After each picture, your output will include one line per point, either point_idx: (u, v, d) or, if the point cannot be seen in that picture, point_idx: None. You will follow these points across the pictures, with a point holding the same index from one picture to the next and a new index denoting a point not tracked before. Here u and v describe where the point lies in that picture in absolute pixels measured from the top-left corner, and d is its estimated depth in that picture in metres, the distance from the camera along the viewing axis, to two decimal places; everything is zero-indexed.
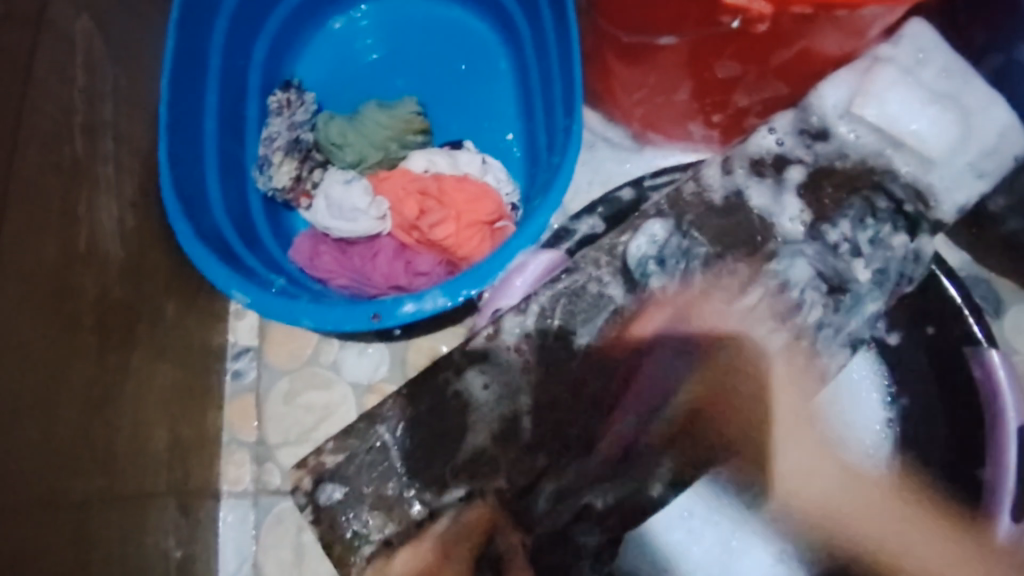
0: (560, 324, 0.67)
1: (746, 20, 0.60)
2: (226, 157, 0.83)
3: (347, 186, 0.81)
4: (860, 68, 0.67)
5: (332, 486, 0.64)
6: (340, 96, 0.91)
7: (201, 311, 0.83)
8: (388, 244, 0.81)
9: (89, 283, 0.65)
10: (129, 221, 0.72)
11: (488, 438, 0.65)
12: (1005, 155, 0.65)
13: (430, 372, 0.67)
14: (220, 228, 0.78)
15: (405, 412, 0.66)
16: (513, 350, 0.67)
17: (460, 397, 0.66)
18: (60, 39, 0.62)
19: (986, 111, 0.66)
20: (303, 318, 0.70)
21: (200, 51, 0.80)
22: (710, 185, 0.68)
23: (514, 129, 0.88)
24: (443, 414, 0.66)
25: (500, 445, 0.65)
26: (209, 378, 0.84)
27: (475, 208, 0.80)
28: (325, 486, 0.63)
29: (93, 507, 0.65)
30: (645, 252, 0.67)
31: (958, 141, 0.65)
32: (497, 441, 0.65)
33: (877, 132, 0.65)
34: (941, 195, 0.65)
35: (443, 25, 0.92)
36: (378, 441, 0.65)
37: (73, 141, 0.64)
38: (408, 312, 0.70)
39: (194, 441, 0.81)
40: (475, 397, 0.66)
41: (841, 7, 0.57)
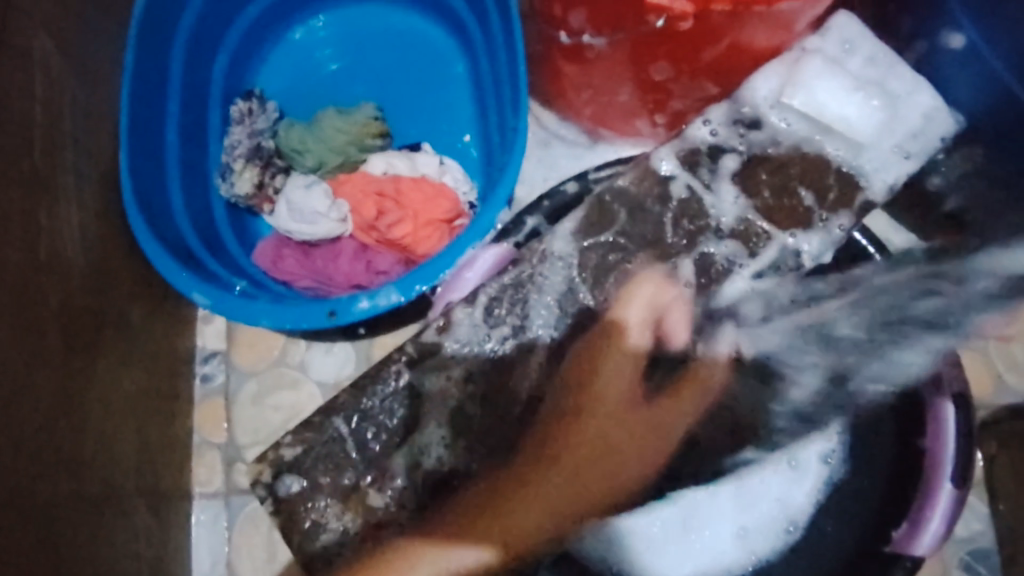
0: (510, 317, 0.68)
1: (671, 18, 0.63)
2: (189, 166, 0.85)
3: (308, 190, 0.83)
4: (789, 59, 0.68)
5: (291, 478, 0.65)
6: (301, 104, 0.93)
7: (167, 316, 0.85)
8: (348, 245, 0.84)
9: (52, 290, 0.67)
10: (91, 229, 0.74)
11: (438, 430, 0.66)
12: (936, 135, 0.67)
13: (380, 365, 0.67)
14: (182, 234, 0.80)
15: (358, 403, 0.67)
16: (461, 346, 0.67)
17: (411, 391, 0.67)
18: (20, 58, 0.65)
19: (911, 95, 0.67)
20: (261, 318, 0.72)
21: (160, 66, 0.82)
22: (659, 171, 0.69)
23: (471, 131, 0.90)
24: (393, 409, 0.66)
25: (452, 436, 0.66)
26: (177, 383, 0.86)
27: (431, 207, 0.82)
28: (284, 478, 0.65)
29: (61, 506, 0.67)
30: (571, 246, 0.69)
31: (884, 124, 0.66)
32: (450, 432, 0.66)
33: (807, 119, 0.67)
34: (870, 176, 0.67)
35: (399, 33, 0.94)
36: (335, 433, 0.66)
37: (33, 154, 0.66)
38: (363, 308, 0.71)
39: (164, 444, 0.82)
40: (424, 389, 0.67)
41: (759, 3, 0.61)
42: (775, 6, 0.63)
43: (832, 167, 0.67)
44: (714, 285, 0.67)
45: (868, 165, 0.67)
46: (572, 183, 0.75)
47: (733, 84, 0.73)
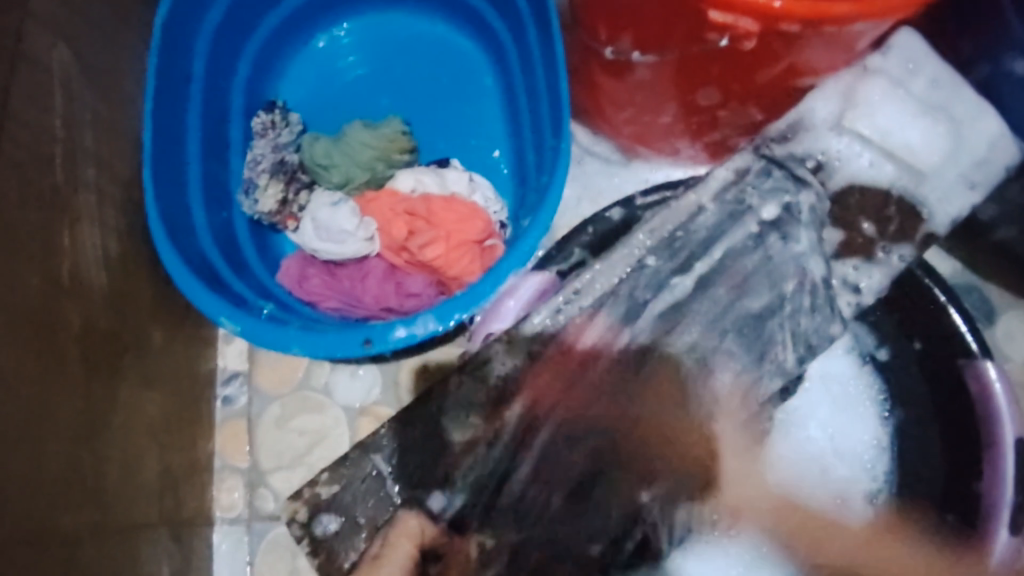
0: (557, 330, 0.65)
1: (735, 37, 0.59)
2: (211, 181, 0.82)
3: (335, 209, 0.80)
4: (849, 79, 0.67)
5: (328, 517, 0.63)
6: (324, 115, 0.90)
7: (188, 336, 0.82)
8: (377, 266, 0.81)
9: (73, 317, 0.64)
10: (112, 249, 0.71)
11: (478, 475, 0.63)
12: (998, 164, 0.66)
13: (421, 400, 0.66)
14: (206, 253, 0.77)
15: (396, 441, 0.65)
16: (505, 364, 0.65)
17: (441, 430, 0.64)
18: (41, 70, 0.62)
19: (975, 122, 0.66)
20: (293, 346, 0.69)
21: (182, 75, 0.79)
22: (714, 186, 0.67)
23: (501, 146, 0.88)
24: (430, 440, 0.64)
25: (485, 477, 0.63)
26: (199, 406, 0.83)
27: (464, 228, 0.80)
28: (321, 518, 0.63)
29: (83, 542, 0.64)
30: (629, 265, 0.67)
31: (950, 151, 0.64)
32: (484, 477, 0.63)
33: (868, 143, 0.65)
34: (933, 206, 0.64)
35: (425, 43, 0.91)
36: (374, 470, 0.64)
37: (54, 173, 0.63)
38: (400, 337, 0.69)
39: (185, 469, 0.80)
40: (451, 433, 0.64)
41: (828, 23, 0.57)
42: (847, 29, 0.58)
43: (893, 196, 0.65)
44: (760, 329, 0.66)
45: (932, 191, 0.65)
46: (617, 209, 0.73)
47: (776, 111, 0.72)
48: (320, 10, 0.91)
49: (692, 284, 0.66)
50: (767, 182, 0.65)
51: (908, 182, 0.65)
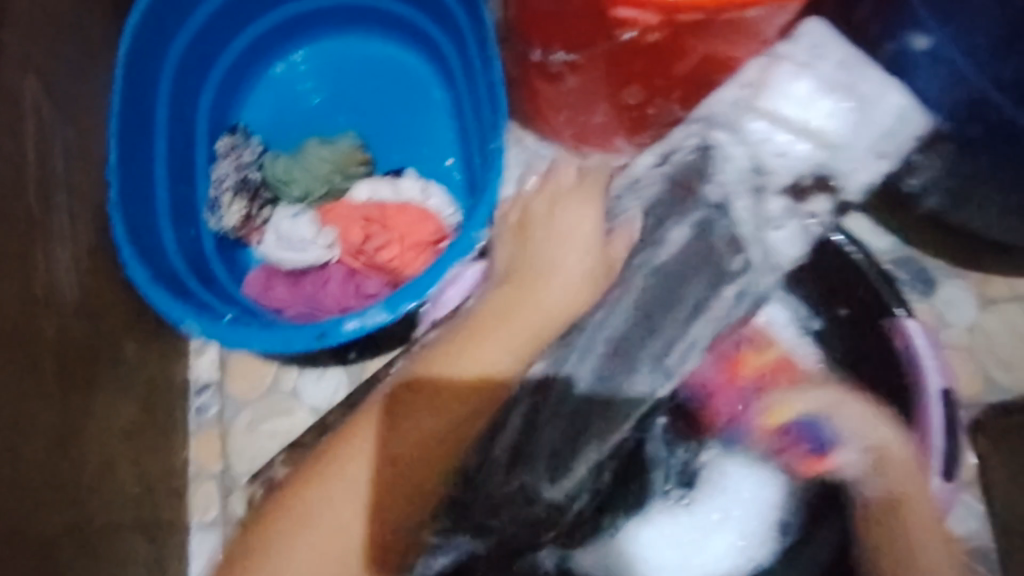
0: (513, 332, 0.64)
1: (641, 31, 0.64)
2: (178, 200, 0.86)
3: (295, 220, 0.86)
4: (758, 67, 0.69)
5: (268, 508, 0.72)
6: (284, 135, 0.95)
7: (160, 349, 0.86)
8: (337, 271, 0.84)
9: (47, 328, 0.68)
10: (84, 265, 0.75)
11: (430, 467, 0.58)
12: (911, 132, 0.70)
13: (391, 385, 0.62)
14: (173, 267, 0.82)
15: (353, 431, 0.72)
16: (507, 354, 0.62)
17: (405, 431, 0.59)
18: (13, 101, 0.66)
19: (882, 96, 0.68)
20: (254, 343, 0.73)
21: (146, 102, 0.84)
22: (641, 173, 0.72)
23: (453, 155, 0.92)
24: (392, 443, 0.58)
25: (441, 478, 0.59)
26: (173, 415, 0.86)
27: (417, 230, 0.84)
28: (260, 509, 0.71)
29: (59, 540, 0.67)
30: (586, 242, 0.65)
31: (859, 126, 0.67)
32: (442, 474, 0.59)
33: (784, 125, 0.67)
34: (846, 177, 0.69)
35: (379, 64, 0.96)
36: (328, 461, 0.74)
37: (27, 195, 0.67)
38: (352, 329, 0.72)
39: (160, 476, 0.83)
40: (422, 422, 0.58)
41: (723, 13, 0.61)
42: (740, 16, 0.63)
43: (812, 172, 0.68)
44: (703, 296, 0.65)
45: (845, 164, 0.69)
46: (552, 201, 0.77)
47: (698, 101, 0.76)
48: (278, 37, 0.96)
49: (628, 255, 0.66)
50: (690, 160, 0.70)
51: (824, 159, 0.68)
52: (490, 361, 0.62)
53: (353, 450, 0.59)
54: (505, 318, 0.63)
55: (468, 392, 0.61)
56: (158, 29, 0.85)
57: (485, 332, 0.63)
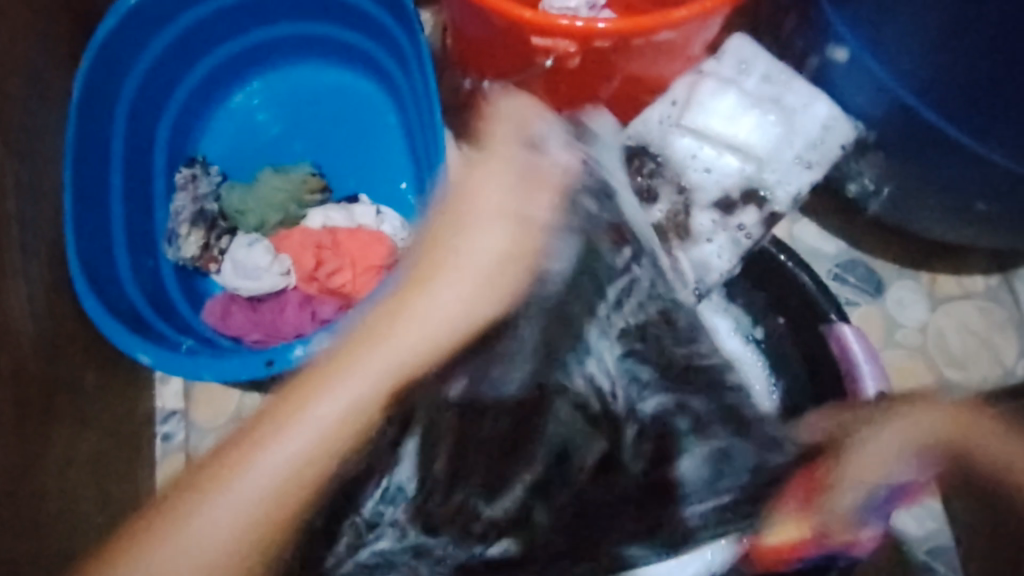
0: None
1: (559, 57, 0.66)
2: (134, 233, 0.88)
3: (250, 249, 0.87)
4: (686, 83, 0.72)
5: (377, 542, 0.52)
6: (243, 165, 0.97)
7: (122, 379, 0.88)
8: (293, 297, 0.86)
9: (4, 361, 0.70)
10: (40, 300, 0.77)
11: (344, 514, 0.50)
12: (839, 141, 0.71)
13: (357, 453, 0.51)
14: (131, 300, 0.84)
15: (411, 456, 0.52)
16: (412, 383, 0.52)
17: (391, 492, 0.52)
18: None
19: (807, 107, 0.71)
20: (203, 372, 0.75)
21: (103, 139, 0.86)
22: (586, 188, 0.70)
23: (407, 178, 0.94)
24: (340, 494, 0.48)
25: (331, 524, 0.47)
26: (138, 444, 0.88)
27: (368, 254, 0.86)
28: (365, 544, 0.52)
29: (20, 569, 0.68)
30: None
31: (783, 137, 0.69)
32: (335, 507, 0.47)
33: (709, 140, 0.69)
34: (773, 187, 0.69)
35: (333, 91, 0.98)
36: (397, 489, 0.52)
37: None
38: (297, 356, 0.73)
39: (126, 503, 0.84)
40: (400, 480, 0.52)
41: (635, 37, 0.63)
42: (655, 39, 0.65)
43: (741, 184, 0.69)
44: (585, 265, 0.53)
45: (775, 177, 0.69)
46: None
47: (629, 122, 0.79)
48: (231, 70, 0.98)
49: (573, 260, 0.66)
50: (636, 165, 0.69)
51: (752, 172, 0.69)
52: (443, 303, 0.42)
53: (317, 406, 0.38)
54: (473, 214, 0.46)
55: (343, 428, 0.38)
56: (112, 67, 0.87)
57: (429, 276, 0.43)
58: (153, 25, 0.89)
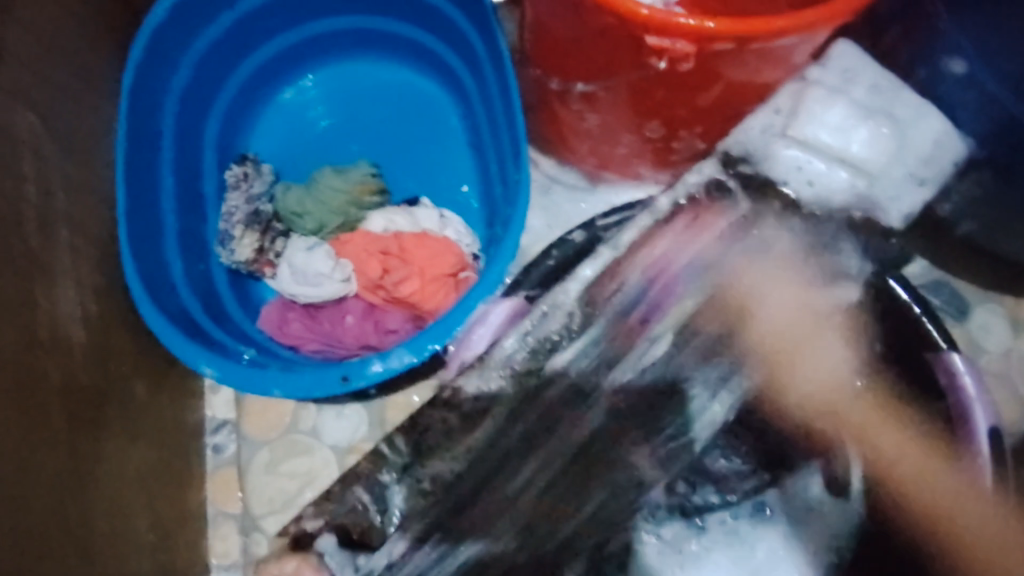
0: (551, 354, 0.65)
1: (672, 59, 0.62)
2: (187, 235, 0.84)
3: (310, 253, 0.82)
4: (791, 90, 0.68)
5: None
6: (296, 164, 0.92)
7: (173, 388, 0.84)
8: (355, 305, 0.83)
9: (55, 373, 0.65)
10: (92, 307, 0.72)
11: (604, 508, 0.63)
12: (943, 159, 0.68)
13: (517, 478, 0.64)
14: (187, 307, 0.80)
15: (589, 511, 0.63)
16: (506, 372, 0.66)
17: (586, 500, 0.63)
18: (11, 140, 0.62)
19: (917, 121, 0.68)
20: (273, 388, 0.72)
21: (152, 133, 0.81)
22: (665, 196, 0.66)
23: (469, 181, 0.90)
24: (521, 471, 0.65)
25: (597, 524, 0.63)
26: (188, 456, 0.84)
27: (436, 263, 0.81)
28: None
29: None
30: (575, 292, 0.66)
31: (896, 153, 0.66)
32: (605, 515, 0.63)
33: (823, 151, 0.64)
34: (889, 205, 0.65)
35: (391, 88, 0.93)
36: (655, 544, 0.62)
37: (27, 236, 0.63)
38: (376, 371, 0.71)
39: (176, 519, 0.80)
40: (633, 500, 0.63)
41: (759, 40, 0.59)
42: (776, 43, 0.61)
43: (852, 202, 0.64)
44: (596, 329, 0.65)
45: (885, 189, 0.65)
46: (579, 232, 0.74)
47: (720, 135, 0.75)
48: (282, 65, 0.93)
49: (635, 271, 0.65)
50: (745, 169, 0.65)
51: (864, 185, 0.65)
52: None
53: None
54: None
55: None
56: (163, 58, 0.82)
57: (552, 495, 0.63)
58: (205, 15, 0.84)
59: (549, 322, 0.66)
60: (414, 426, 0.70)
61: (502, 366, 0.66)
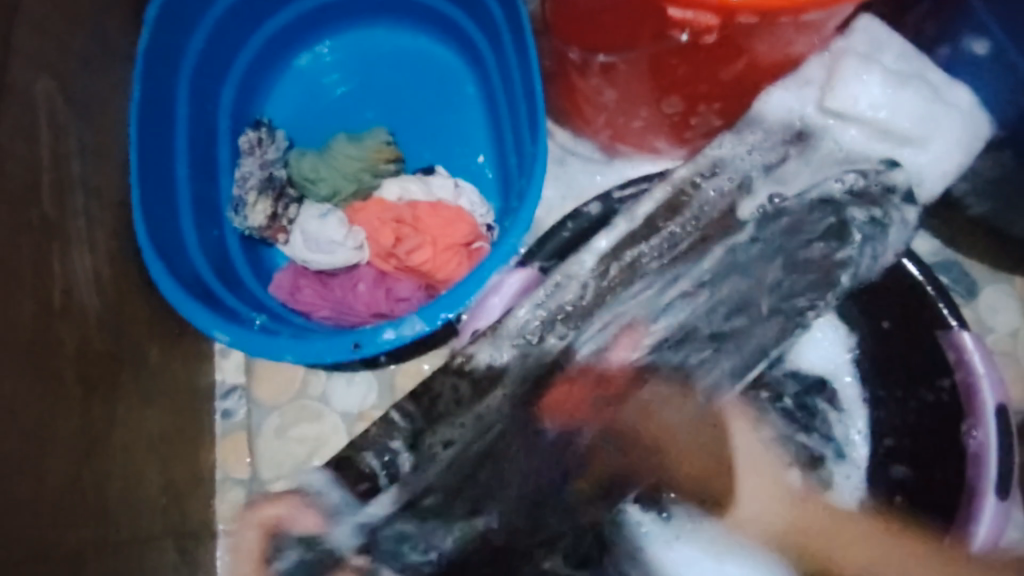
0: (570, 312, 0.66)
1: (695, 32, 0.61)
2: (200, 200, 0.84)
3: (323, 221, 0.82)
4: (825, 60, 0.68)
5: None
6: (310, 130, 0.91)
7: (185, 352, 0.83)
8: (367, 273, 0.82)
9: (68, 337, 0.65)
10: (105, 271, 0.72)
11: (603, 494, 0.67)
12: (973, 138, 0.69)
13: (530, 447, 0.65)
14: (198, 272, 0.79)
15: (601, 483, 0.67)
16: (529, 334, 0.65)
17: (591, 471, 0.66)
18: (25, 102, 0.61)
19: (950, 90, 0.69)
20: (286, 354, 0.71)
21: (167, 96, 0.81)
22: (680, 177, 0.67)
23: (484, 152, 0.89)
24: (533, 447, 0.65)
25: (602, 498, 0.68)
26: (199, 419, 0.84)
27: (449, 232, 0.81)
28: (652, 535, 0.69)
29: (87, 558, 0.64)
30: (591, 264, 0.67)
31: (931, 122, 0.68)
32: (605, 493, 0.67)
33: (865, 122, 0.66)
34: (925, 176, 0.68)
35: (407, 55, 0.93)
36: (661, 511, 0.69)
37: (41, 200, 0.63)
38: (388, 339, 0.70)
39: (189, 483, 0.80)
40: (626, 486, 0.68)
41: (784, 14, 0.58)
42: (799, 17, 0.60)
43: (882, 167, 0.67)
44: (594, 311, 0.66)
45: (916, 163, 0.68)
46: (595, 203, 0.73)
47: (737, 111, 0.75)
48: (297, 31, 0.92)
49: (644, 259, 0.67)
50: (769, 151, 0.67)
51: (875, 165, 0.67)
52: None
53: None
54: None
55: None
56: (178, 21, 0.81)
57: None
58: None
59: (565, 290, 0.66)
60: (426, 391, 0.65)
61: (517, 335, 0.65)
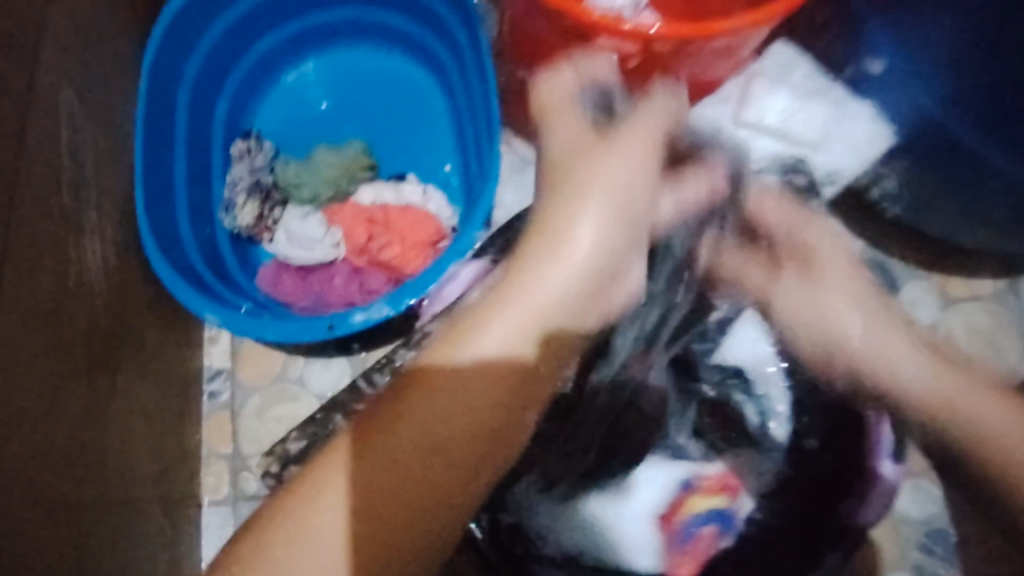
0: None
1: (622, 55, 0.71)
2: (196, 201, 0.93)
3: (304, 221, 0.92)
4: (742, 81, 0.85)
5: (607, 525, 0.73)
6: (295, 141, 1.01)
7: (179, 336, 0.92)
8: (343, 268, 0.92)
9: (77, 314, 0.73)
10: (112, 259, 0.81)
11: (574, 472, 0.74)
12: (874, 140, 0.83)
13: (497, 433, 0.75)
14: (192, 262, 0.88)
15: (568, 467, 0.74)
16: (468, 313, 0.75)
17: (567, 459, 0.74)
18: (48, 109, 0.71)
19: (851, 104, 0.84)
20: (267, 333, 0.79)
21: (167, 108, 0.90)
22: None
23: (452, 162, 0.99)
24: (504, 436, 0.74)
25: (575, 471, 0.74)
26: (188, 398, 0.93)
27: (417, 231, 0.91)
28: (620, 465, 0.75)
29: (85, 507, 0.72)
30: None
31: (829, 128, 0.84)
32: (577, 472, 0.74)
33: (773, 129, 0.83)
34: (831, 171, 0.83)
35: (385, 75, 1.03)
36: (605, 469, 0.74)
37: (61, 195, 0.72)
38: (358, 321, 0.78)
39: (177, 456, 0.89)
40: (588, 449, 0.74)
41: (696, 39, 0.69)
42: (711, 43, 0.71)
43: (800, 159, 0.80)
44: None
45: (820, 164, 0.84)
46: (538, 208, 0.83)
47: None
48: (284, 52, 1.02)
49: None
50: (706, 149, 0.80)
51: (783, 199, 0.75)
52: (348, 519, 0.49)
53: (399, 428, 0.52)
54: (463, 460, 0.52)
55: (472, 407, 0.53)
56: (179, 42, 0.91)
57: (494, 313, 0.55)
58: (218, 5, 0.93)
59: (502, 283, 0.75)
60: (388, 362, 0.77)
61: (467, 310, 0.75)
